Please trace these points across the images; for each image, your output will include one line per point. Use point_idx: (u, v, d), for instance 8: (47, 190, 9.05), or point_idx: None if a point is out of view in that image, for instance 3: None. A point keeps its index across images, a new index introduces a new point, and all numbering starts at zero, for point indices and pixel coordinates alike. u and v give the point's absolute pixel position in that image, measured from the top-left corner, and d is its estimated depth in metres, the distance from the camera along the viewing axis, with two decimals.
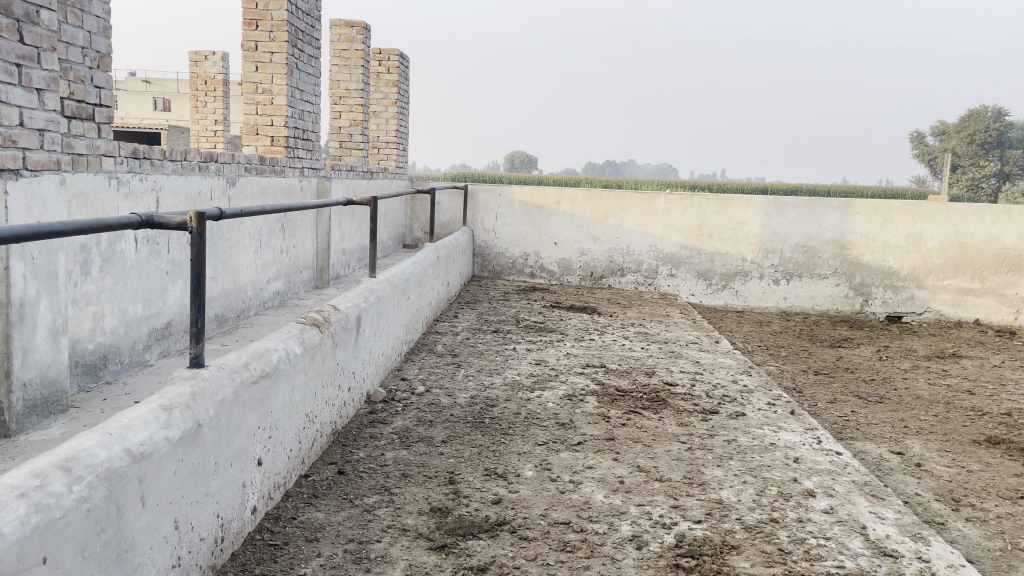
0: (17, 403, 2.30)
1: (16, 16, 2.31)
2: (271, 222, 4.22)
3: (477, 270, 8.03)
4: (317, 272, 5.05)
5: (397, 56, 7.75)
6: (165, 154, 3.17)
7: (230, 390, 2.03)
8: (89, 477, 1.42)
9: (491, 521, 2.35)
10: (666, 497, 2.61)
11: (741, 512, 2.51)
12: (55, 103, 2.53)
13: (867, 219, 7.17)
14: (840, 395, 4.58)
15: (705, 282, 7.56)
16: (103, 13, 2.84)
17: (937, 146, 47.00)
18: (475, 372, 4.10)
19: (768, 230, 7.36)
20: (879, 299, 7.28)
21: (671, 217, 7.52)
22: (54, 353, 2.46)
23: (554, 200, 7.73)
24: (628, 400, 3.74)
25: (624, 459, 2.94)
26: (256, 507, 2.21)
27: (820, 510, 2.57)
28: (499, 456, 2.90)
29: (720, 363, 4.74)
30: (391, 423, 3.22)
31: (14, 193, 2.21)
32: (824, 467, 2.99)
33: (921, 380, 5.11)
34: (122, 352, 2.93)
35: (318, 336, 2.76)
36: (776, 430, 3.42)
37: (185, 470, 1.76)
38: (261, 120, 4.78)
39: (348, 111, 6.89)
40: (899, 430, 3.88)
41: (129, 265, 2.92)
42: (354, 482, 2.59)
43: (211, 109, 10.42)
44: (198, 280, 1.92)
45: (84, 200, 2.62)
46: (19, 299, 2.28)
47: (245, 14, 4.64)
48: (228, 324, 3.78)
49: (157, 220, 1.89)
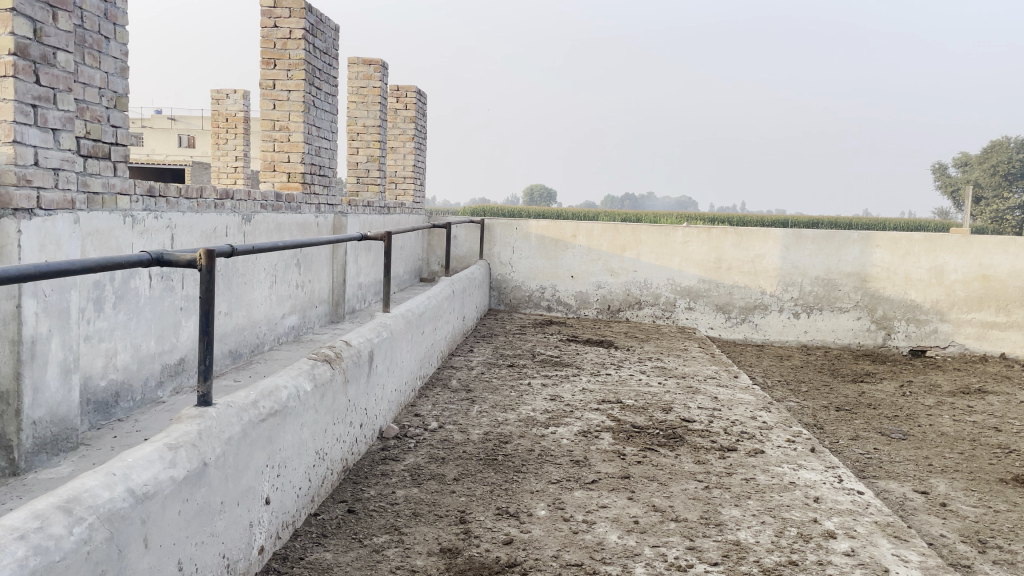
0: (26, 440, 2.31)
1: (32, 58, 2.37)
2: (286, 257, 4.24)
3: (493, 303, 8.02)
4: (333, 307, 5.06)
5: (415, 92, 7.86)
6: (181, 191, 3.21)
7: (238, 429, 2.01)
8: (90, 518, 1.40)
9: (502, 562, 2.31)
10: (682, 538, 2.55)
11: (759, 554, 2.45)
12: (70, 143, 2.56)
13: (888, 252, 7.09)
14: (862, 431, 4.49)
15: (724, 315, 7.49)
16: (120, 55, 2.92)
17: (959, 178, 46.70)
18: (489, 408, 4.06)
19: (787, 263, 7.30)
20: (901, 333, 7.17)
21: (688, 250, 7.50)
22: (65, 390, 2.47)
23: (571, 234, 7.73)
24: (644, 436, 3.69)
25: (639, 498, 2.88)
26: (264, 547, 2.19)
27: (842, 552, 2.50)
28: (511, 495, 2.86)
29: (738, 399, 4.66)
30: (403, 460, 3.19)
31: (27, 232, 2.27)
32: (846, 507, 2.91)
33: (946, 416, 4.99)
34: (134, 389, 2.93)
35: (329, 372, 2.75)
36: (796, 468, 3.35)
37: (190, 510, 1.75)
38: (278, 157, 4.82)
39: (366, 147, 6.97)
40: (923, 469, 3.78)
41: (143, 301, 2.94)
42: (364, 521, 2.56)
43: (231, 146, 10.58)
44: (207, 318, 1.92)
45: (98, 237, 2.66)
46: (31, 337, 2.30)
47: (263, 53, 4.73)
48: (242, 359, 3.79)
49: (166, 257, 1.88)
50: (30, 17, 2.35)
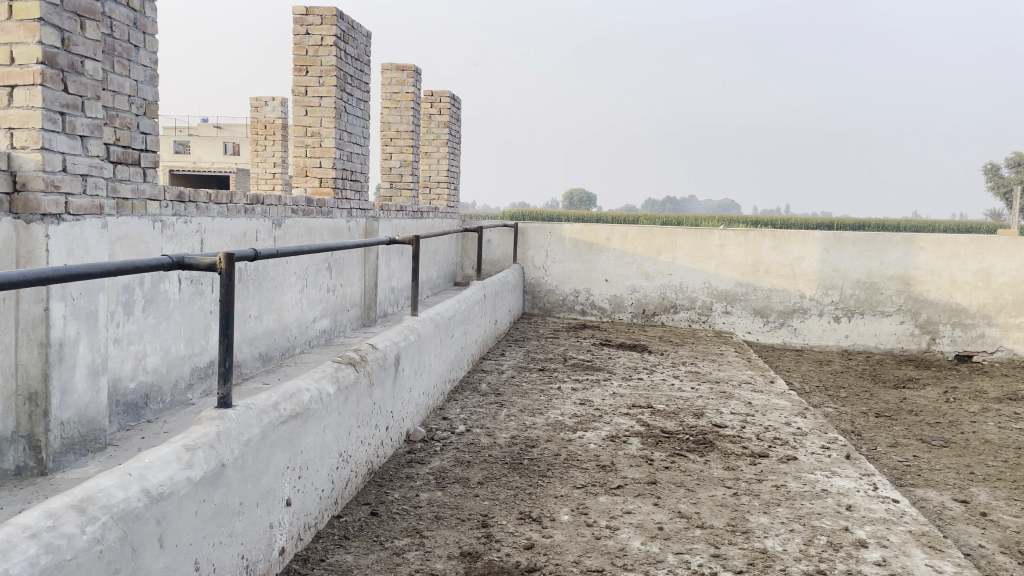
0: (54, 441, 2.37)
1: (60, 67, 2.44)
2: (317, 261, 4.29)
3: (527, 307, 8.01)
4: (364, 310, 5.10)
5: (448, 97, 7.89)
6: (211, 197, 3.27)
7: (258, 431, 2.03)
8: (103, 518, 1.42)
9: (521, 567, 2.29)
10: (707, 545, 2.50)
11: (786, 563, 2.39)
12: (98, 149, 2.62)
13: (932, 254, 6.92)
14: (901, 438, 4.37)
15: (761, 319, 7.37)
16: (151, 63, 3.00)
17: (1011, 179, 45.40)
18: (518, 412, 4.05)
19: (827, 266, 7.16)
20: (946, 337, 6.98)
21: (725, 253, 7.39)
22: (93, 392, 2.53)
23: (605, 237, 7.69)
24: (673, 442, 3.64)
25: (665, 504, 2.84)
26: (285, 548, 2.20)
27: (872, 562, 2.43)
28: (535, 499, 2.84)
29: (773, 404, 4.57)
30: (428, 463, 3.19)
31: (55, 237, 2.33)
32: (879, 516, 2.83)
33: (992, 423, 4.83)
34: (163, 391, 2.99)
35: (353, 375, 2.76)
36: (829, 475, 3.27)
37: (208, 511, 1.76)
38: (310, 162, 4.89)
39: (399, 152, 7.02)
40: (964, 477, 3.67)
41: (173, 304, 2.99)
42: (386, 524, 2.56)
43: (270, 152, 10.73)
44: (227, 321, 1.94)
45: (127, 242, 2.72)
46: (59, 339, 2.36)
47: (296, 60, 4.80)
48: (273, 362, 3.83)
49: (187, 261, 1.91)
50: (58, 26, 2.42)
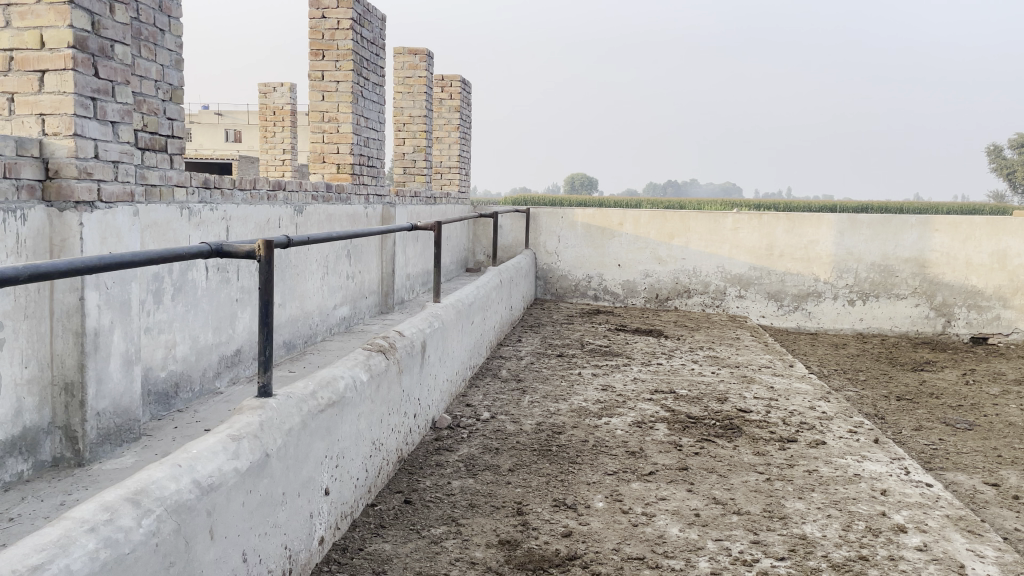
0: (90, 431, 2.36)
1: (91, 51, 2.40)
2: (337, 248, 4.26)
3: (540, 293, 7.98)
4: (382, 297, 5.07)
5: (459, 82, 7.83)
6: (235, 183, 3.23)
7: (298, 420, 2.01)
8: (157, 510, 1.39)
9: (562, 555, 2.27)
10: (746, 532, 2.48)
11: (827, 549, 2.37)
12: (129, 135, 2.59)
13: (947, 236, 6.87)
14: (925, 422, 4.34)
15: (776, 303, 7.34)
16: (176, 47, 2.99)
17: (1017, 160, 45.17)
18: (540, 399, 4.02)
19: (842, 249, 7.11)
20: (961, 319, 6.95)
21: (738, 237, 7.35)
22: (127, 381, 2.52)
23: (618, 221, 7.64)
24: (700, 427, 3.61)
25: (699, 490, 2.82)
26: (324, 537, 2.19)
27: (914, 547, 2.40)
28: (568, 486, 2.82)
29: (795, 388, 4.54)
30: (457, 450, 3.17)
31: (89, 225, 2.31)
32: (915, 500, 2.81)
33: (1014, 406, 4.80)
34: (192, 380, 2.97)
35: (383, 362, 2.74)
36: (860, 460, 3.25)
37: (254, 501, 1.74)
38: (327, 148, 4.84)
39: (412, 137, 6.97)
40: (992, 460, 3.64)
41: (200, 293, 2.97)
42: (421, 512, 2.55)
43: (279, 138, 10.69)
44: (267, 309, 1.90)
45: (155, 230, 2.69)
46: (93, 329, 2.34)
47: (312, 44, 4.75)
48: (296, 350, 3.81)
49: (227, 248, 1.87)
50: (87, 9, 2.38)
